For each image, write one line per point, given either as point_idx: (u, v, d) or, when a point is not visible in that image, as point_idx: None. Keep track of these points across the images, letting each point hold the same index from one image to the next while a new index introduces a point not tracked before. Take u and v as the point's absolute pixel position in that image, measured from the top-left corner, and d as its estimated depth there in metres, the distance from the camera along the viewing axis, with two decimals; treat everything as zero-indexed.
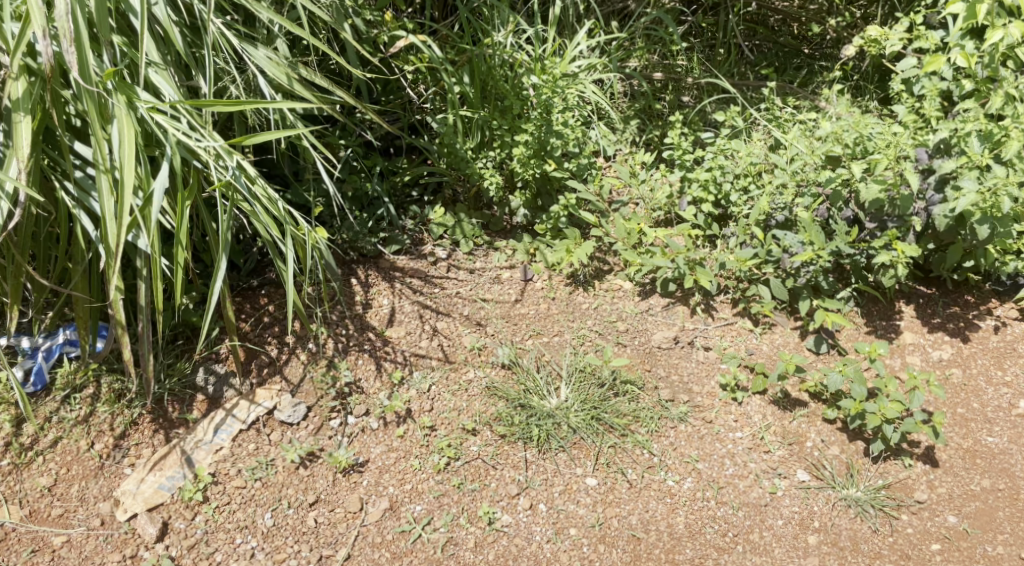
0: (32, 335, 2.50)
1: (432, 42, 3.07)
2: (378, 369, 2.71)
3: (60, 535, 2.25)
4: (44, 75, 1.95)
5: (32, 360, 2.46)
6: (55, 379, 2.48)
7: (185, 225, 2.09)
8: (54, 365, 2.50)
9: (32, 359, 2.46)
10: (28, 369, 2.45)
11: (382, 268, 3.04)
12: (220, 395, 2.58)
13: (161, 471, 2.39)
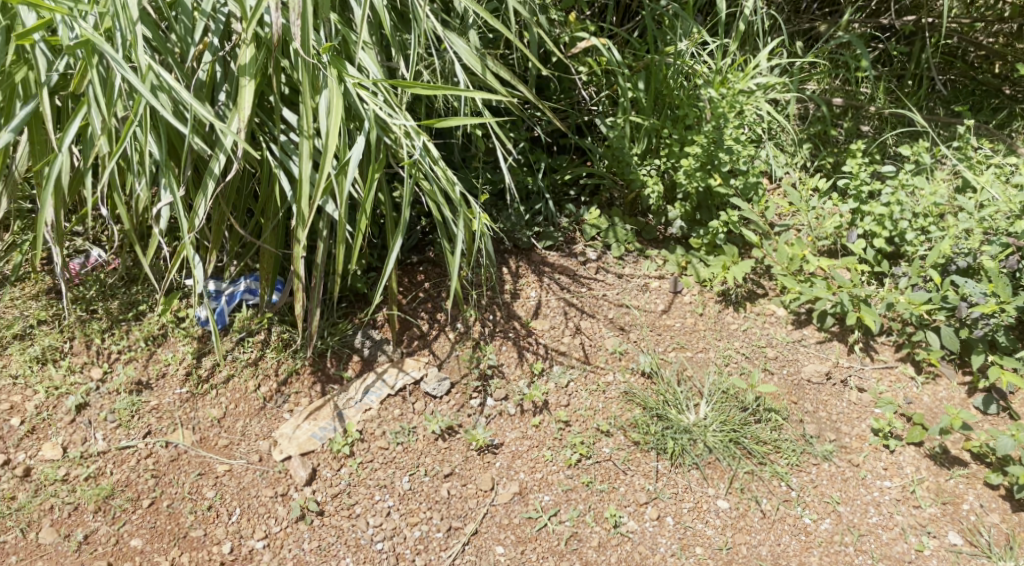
0: (219, 281, 2.75)
1: (614, 47, 3.11)
2: (520, 358, 2.78)
3: (223, 464, 2.46)
4: (268, 43, 2.14)
5: (215, 302, 2.69)
6: (232, 322, 2.71)
7: (373, 196, 2.23)
8: (234, 309, 2.72)
9: (216, 301, 2.70)
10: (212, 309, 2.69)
11: (533, 261, 3.10)
12: (373, 359, 2.73)
13: (315, 420, 2.57)
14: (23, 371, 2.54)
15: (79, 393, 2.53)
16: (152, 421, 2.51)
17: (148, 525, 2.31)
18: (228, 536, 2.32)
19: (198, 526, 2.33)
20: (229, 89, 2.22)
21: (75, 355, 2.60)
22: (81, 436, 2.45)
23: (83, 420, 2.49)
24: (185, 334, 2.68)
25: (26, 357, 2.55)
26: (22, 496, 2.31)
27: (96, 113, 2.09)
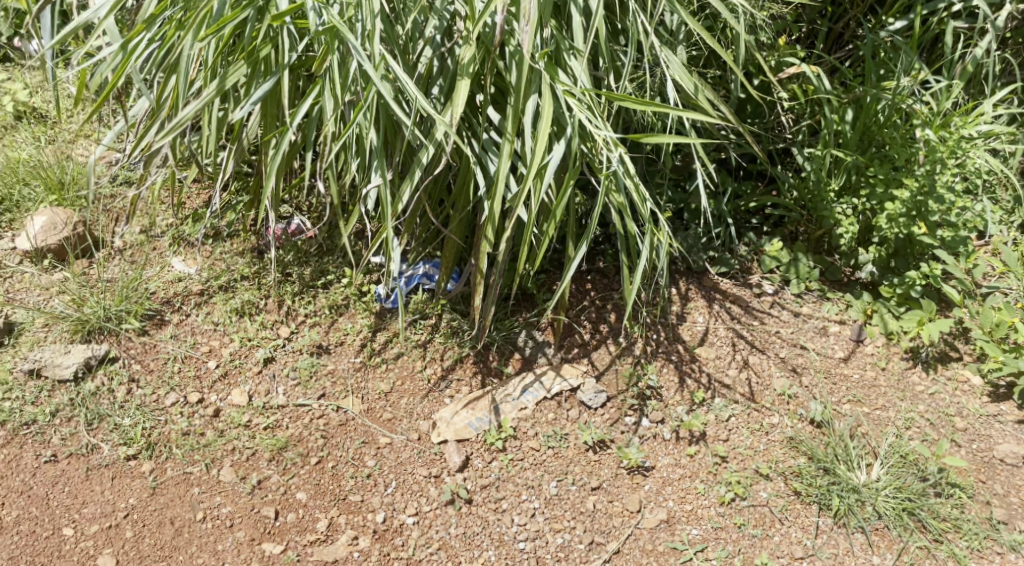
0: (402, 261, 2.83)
1: (823, 75, 2.99)
2: (681, 383, 2.72)
3: (385, 436, 2.58)
4: (488, 44, 2.23)
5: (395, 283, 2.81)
6: (408, 303, 2.83)
7: (564, 201, 2.27)
8: (410, 290, 2.84)
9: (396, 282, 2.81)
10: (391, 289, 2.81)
11: (704, 285, 3.02)
12: (534, 359, 2.77)
13: (473, 410, 2.63)
14: (223, 320, 2.77)
15: (268, 347, 2.72)
16: (327, 385, 2.67)
17: (313, 481, 2.46)
18: (383, 507, 2.43)
19: (356, 491, 2.45)
20: (444, 84, 2.33)
21: (268, 312, 2.81)
22: (266, 388, 2.64)
23: (268, 373, 2.68)
24: (365, 308, 2.83)
25: (228, 307, 2.78)
26: (210, 434, 2.51)
27: (327, 96, 2.27)
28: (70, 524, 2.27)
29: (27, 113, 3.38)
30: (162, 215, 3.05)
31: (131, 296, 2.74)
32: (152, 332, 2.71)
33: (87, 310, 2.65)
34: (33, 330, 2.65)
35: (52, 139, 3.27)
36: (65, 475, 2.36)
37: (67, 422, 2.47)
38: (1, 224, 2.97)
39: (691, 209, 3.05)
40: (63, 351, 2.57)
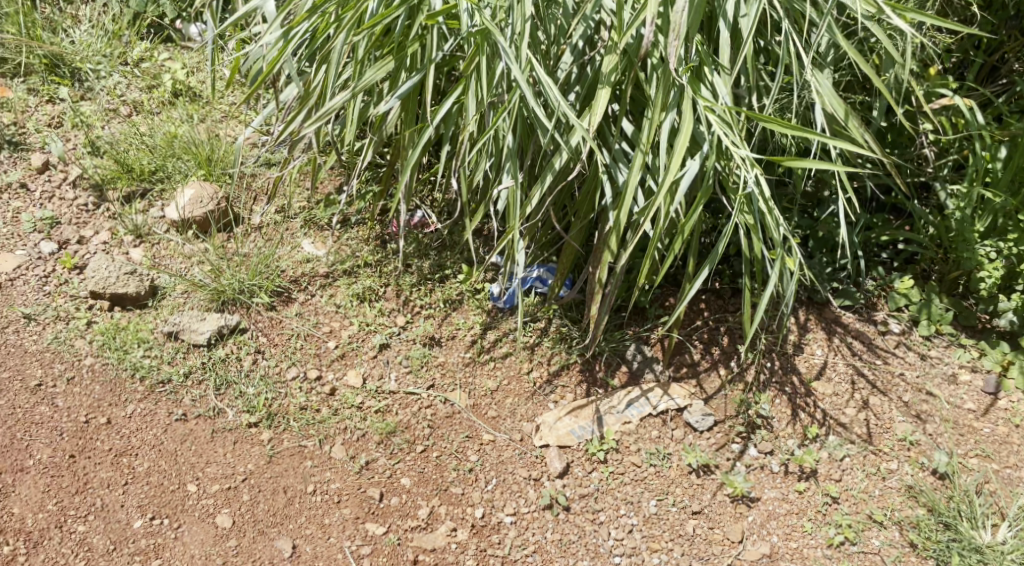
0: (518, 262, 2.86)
1: (978, 109, 2.81)
2: (793, 416, 2.64)
3: (489, 434, 2.61)
4: (632, 55, 2.23)
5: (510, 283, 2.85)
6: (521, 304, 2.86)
7: (693, 220, 2.24)
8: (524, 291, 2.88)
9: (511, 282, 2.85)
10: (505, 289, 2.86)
11: (824, 317, 2.90)
12: (641, 374, 2.74)
13: (576, 418, 2.63)
14: (345, 303, 2.87)
15: (385, 333, 2.81)
16: (437, 376, 2.73)
17: (417, 469, 2.52)
18: (483, 502, 2.46)
19: (458, 483, 2.50)
20: (582, 92, 2.35)
21: (387, 300, 2.90)
22: (380, 372, 2.73)
23: (382, 358, 2.76)
24: (479, 306, 2.89)
25: (350, 292, 2.89)
26: (325, 411, 2.60)
27: (471, 97, 2.34)
28: (195, 481, 2.38)
29: (183, 92, 3.54)
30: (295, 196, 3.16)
31: (264, 272, 2.87)
32: (280, 308, 2.85)
33: (224, 282, 2.79)
34: (173, 295, 2.79)
35: (204, 118, 3.46)
36: (193, 434, 2.49)
37: (198, 384, 2.59)
38: (153, 193, 3.15)
39: (817, 237, 2.92)
40: (200, 317, 2.71)
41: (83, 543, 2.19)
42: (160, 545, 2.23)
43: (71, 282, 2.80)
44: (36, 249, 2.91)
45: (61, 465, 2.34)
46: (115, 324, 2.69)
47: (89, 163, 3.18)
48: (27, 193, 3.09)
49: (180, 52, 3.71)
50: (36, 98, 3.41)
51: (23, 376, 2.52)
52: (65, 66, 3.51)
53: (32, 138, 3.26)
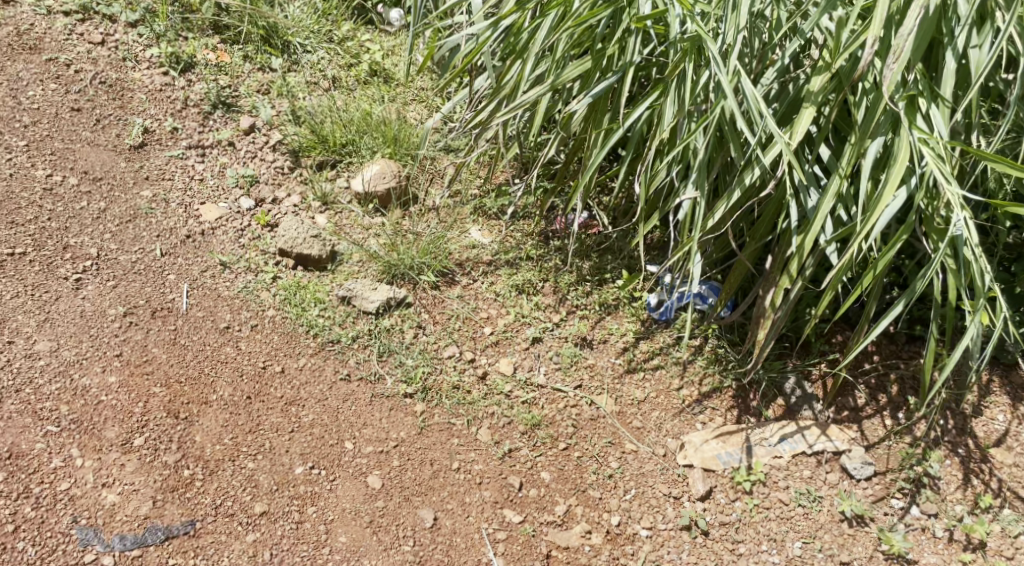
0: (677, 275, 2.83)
1: None
2: (965, 481, 2.46)
3: (632, 444, 2.59)
4: (844, 78, 2.13)
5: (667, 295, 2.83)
6: (677, 319, 2.83)
7: (889, 256, 2.13)
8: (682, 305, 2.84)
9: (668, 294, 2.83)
10: (661, 300, 2.84)
11: (1012, 380, 2.65)
12: (798, 410, 2.63)
13: (724, 443, 2.55)
14: (504, 293, 2.93)
15: (539, 327, 2.84)
16: (585, 377, 2.74)
17: (557, 465, 2.54)
18: (619, 510, 2.45)
19: (596, 487, 2.49)
20: (784, 111, 2.28)
21: (544, 295, 2.93)
22: (530, 364, 2.76)
23: (534, 351, 2.80)
24: (633, 314, 2.88)
25: (510, 282, 2.95)
26: (476, 393, 2.67)
27: (669, 102, 2.34)
28: (352, 439, 2.49)
29: (377, 73, 3.75)
30: (468, 183, 3.27)
31: (434, 252, 2.96)
32: (443, 288, 2.94)
33: (396, 256, 2.91)
34: (349, 263, 2.94)
35: (393, 99, 3.63)
36: (354, 395, 2.61)
37: (362, 348, 2.72)
38: (340, 165, 3.31)
39: (1014, 292, 2.66)
40: (371, 287, 2.83)
41: (251, 479, 2.32)
42: (316, 493, 2.35)
43: (264, 238, 2.96)
44: (236, 203, 3.06)
45: (239, 404, 2.49)
46: (297, 281, 2.84)
47: (290, 130, 3.34)
48: (234, 150, 3.24)
49: (379, 35, 3.96)
50: (249, 64, 3.57)
51: (213, 318, 2.68)
52: (277, 38, 3.69)
53: (242, 101, 3.41)
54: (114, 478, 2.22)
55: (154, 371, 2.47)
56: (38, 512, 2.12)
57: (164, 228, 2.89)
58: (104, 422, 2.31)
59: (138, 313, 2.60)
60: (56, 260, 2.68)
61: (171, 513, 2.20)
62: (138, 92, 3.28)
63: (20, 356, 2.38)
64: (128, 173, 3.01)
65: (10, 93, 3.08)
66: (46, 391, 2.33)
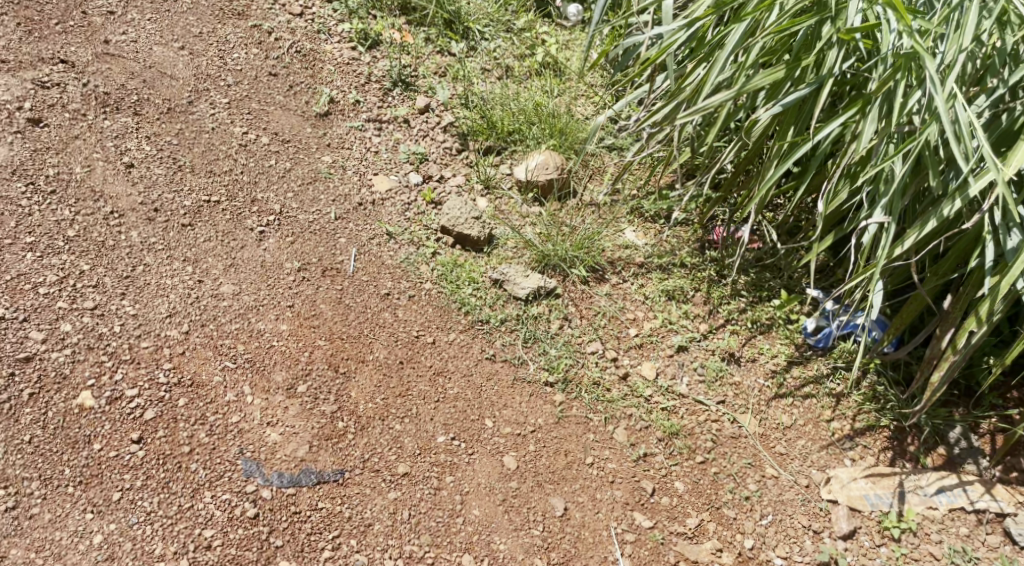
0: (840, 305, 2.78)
1: None
2: None
3: (774, 469, 2.54)
4: None
5: (826, 322, 2.77)
6: (834, 347, 2.76)
7: None
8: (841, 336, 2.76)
9: (828, 322, 2.77)
10: (820, 327, 2.77)
11: None
12: (960, 462, 2.55)
13: (874, 484, 2.50)
14: (653, 297, 2.91)
15: (685, 336, 2.81)
16: (730, 394, 2.69)
17: (692, 477, 2.51)
18: (754, 534, 2.41)
19: (732, 507, 2.46)
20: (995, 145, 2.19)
21: (694, 304, 2.90)
22: (672, 372, 2.73)
23: (678, 359, 2.77)
24: (787, 336, 2.81)
25: (660, 287, 2.93)
26: (615, 392, 2.66)
27: (870, 121, 2.29)
28: (492, 417, 2.55)
29: (550, 66, 3.80)
30: (629, 183, 3.25)
31: (588, 248, 2.97)
32: (592, 284, 2.94)
33: (550, 247, 2.94)
34: (504, 248, 2.98)
35: (564, 92, 3.67)
36: (497, 375, 2.66)
37: (509, 332, 2.77)
38: (504, 150, 3.36)
39: None
40: (523, 274, 2.86)
41: (396, 440, 2.42)
42: (455, 464, 2.42)
43: (428, 214, 3.04)
44: (405, 177, 3.15)
45: (391, 366, 2.59)
46: (455, 259, 2.92)
47: (461, 113, 3.41)
48: (408, 128, 3.33)
49: (556, 28, 4.02)
50: (429, 46, 3.65)
51: (376, 284, 2.79)
52: (459, 23, 3.78)
53: (420, 81, 3.51)
54: (278, 418, 2.37)
55: (320, 325, 2.61)
56: (210, 439, 2.28)
57: (340, 194, 3.00)
58: (274, 365, 2.47)
59: (311, 270, 2.74)
60: (244, 212, 2.81)
61: (324, 460, 2.32)
62: (327, 63, 3.40)
63: (206, 296, 2.54)
64: (313, 139, 3.13)
65: (218, 54, 3.20)
66: (227, 329, 2.50)
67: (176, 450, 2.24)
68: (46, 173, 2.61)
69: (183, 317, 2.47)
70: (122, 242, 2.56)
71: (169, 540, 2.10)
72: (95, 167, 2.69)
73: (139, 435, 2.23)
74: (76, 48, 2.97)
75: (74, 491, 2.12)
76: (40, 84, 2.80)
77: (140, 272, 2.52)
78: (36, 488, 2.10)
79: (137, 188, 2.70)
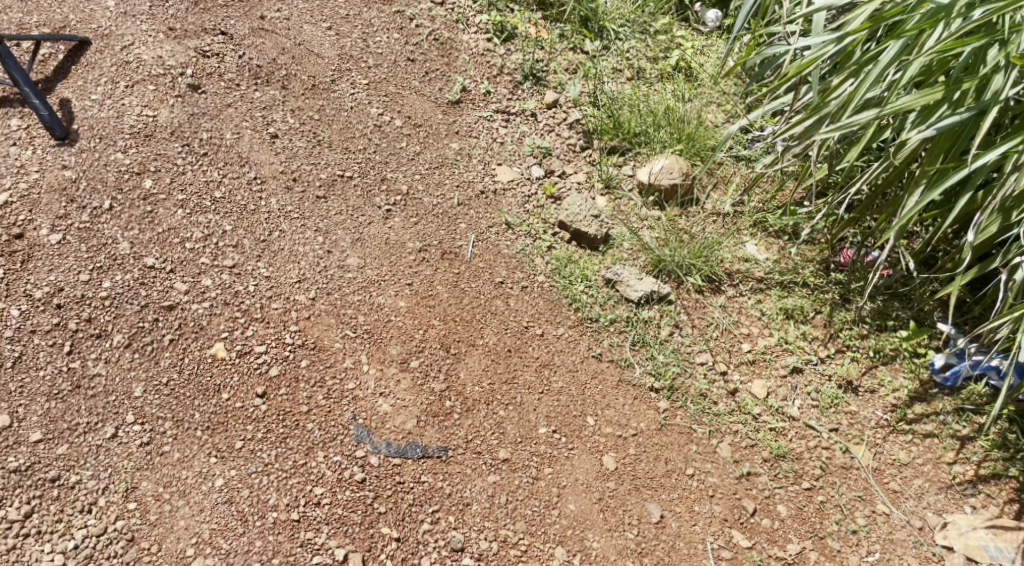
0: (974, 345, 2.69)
1: None
2: None
3: (885, 505, 2.48)
4: None
5: (956, 361, 2.68)
6: (963, 388, 2.66)
7: None
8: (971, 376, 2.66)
9: (958, 361, 2.68)
10: (949, 365, 2.68)
11: None
12: None
13: (995, 535, 2.42)
14: (771, 314, 2.86)
15: (802, 358, 2.76)
16: (844, 423, 2.64)
17: (796, 503, 2.47)
18: None
19: (836, 538, 2.42)
20: None
21: (814, 326, 2.83)
22: (785, 393, 2.68)
23: (791, 381, 2.71)
24: (911, 369, 2.73)
25: (779, 305, 2.87)
26: (722, 406, 2.63)
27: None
28: (594, 416, 2.55)
29: (683, 70, 3.76)
30: (756, 196, 3.19)
31: (706, 257, 2.93)
32: (707, 295, 2.90)
33: (668, 252, 2.91)
34: (619, 248, 2.97)
35: (696, 97, 3.63)
36: (603, 374, 2.65)
37: (618, 333, 2.75)
38: (628, 151, 3.33)
39: None
40: (637, 277, 2.85)
41: (499, 426, 2.46)
42: (554, 457, 2.44)
43: (547, 208, 3.06)
44: (527, 170, 3.18)
45: (499, 353, 2.62)
46: (569, 255, 2.92)
47: (588, 111, 3.41)
48: (534, 122, 3.35)
49: (691, 32, 3.98)
50: (564, 42, 3.66)
51: (491, 271, 2.83)
52: (596, 21, 3.78)
53: (550, 76, 3.52)
54: (390, 390, 2.45)
55: (435, 306, 2.68)
56: (327, 402, 2.38)
57: (464, 181, 3.06)
58: (390, 338, 2.55)
59: (431, 252, 2.81)
60: (374, 189, 2.91)
61: (429, 436, 2.39)
62: (463, 53, 3.46)
63: (333, 266, 2.65)
64: (443, 125, 3.20)
65: (362, 37, 3.32)
66: (349, 299, 2.60)
67: (295, 409, 2.35)
68: (201, 137, 2.76)
69: (311, 284, 2.59)
70: (261, 207, 2.70)
71: (282, 493, 2.21)
72: (244, 135, 2.84)
73: (263, 390, 2.36)
74: (234, 21, 3.12)
75: (202, 436, 2.26)
76: (202, 52, 2.95)
77: (275, 238, 2.65)
78: (168, 428, 2.25)
79: (280, 157, 2.84)
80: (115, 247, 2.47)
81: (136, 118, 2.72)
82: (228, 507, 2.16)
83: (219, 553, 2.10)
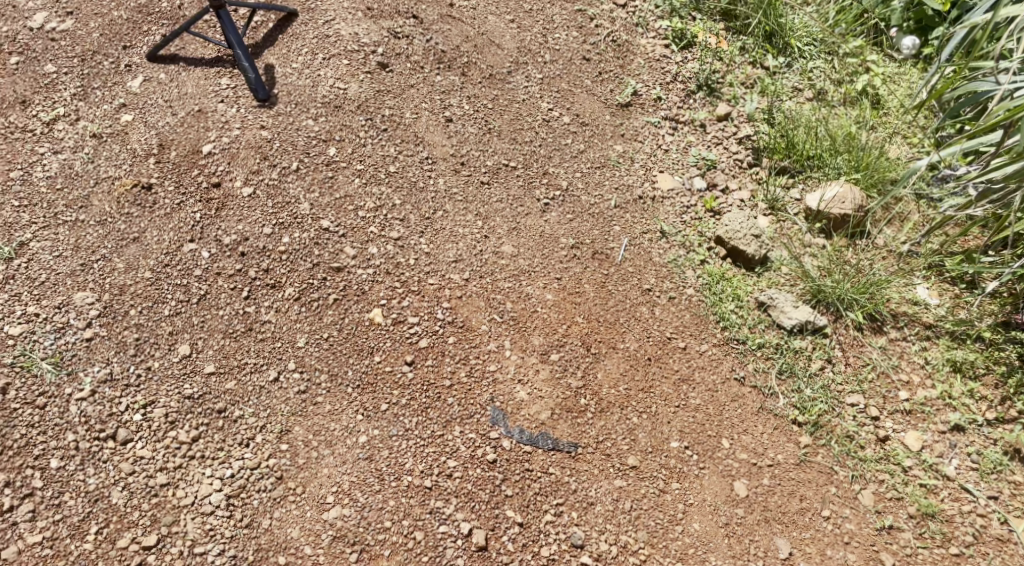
0: None
1: None
2: None
3: None
4: None
5: None
6: None
7: None
8: None
9: None
10: None
11: None
12: None
13: None
14: (936, 365, 2.71)
15: (965, 417, 2.60)
16: (1005, 492, 2.47)
17: None
18: None
19: None
20: None
21: (983, 385, 2.67)
22: (941, 450, 2.54)
23: (950, 439, 2.56)
24: None
25: (946, 357, 2.72)
26: (870, 452, 2.51)
27: None
28: (729, 438, 2.48)
29: (869, 96, 3.60)
30: (936, 239, 3.02)
31: (872, 294, 2.79)
32: (867, 333, 2.77)
33: (830, 283, 2.79)
34: (776, 272, 2.87)
35: (881, 125, 3.46)
36: (744, 399, 2.58)
37: (765, 358, 2.67)
38: (800, 173, 3.21)
39: None
40: (792, 304, 2.75)
41: (631, 433, 2.45)
42: (684, 473, 2.40)
43: (705, 222, 3.00)
44: (689, 180, 3.12)
45: (639, 360, 2.60)
46: (723, 271, 2.86)
47: (760, 127, 3.31)
48: (703, 132, 3.29)
49: (884, 58, 3.79)
50: (744, 56, 3.58)
51: (640, 277, 2.80)
52: (781, 37, 3.66)
53: (725, 88, 3.44)
54: (528, 378, 2.49)
55: (582, 303, 2.69)
56: (469, 380, 2.45)
57: (623, 184, 3.04)
58: (534, 329, 2.59)
59: (582, 249, 2.82)
60: (535, 181, 2.95)
61: (561, 431, 2.41)
62: (639, 57, 3.45)
63: (489, 251, 2.72)
64: (610, 126, 3.20)
65: (543, 32, 3.37)
66: (500, 285, 2.65)
67: (438, 382, 2.43)
68: (383, 113, 2.90)
69: (466, 265, 2.67)
70: (429, 186, 2.80)
71: (418, 459, 2.30)
72: (421, 116, 2.95)
73: (412, 359, 2.46)
74: (426, 6, 3.25)
75: (351, 393, 2.38)
76: (394, 34, 3.09)
77: (439, 217, 2.75)
78: (324, 381, 2.39)
79: (452, 141, 2.93)
80: (296, 206, 2.64)
81: (329, 89, 2.89)
82: (368, 464, 2.28)
83: (355, 506, 2.21)
